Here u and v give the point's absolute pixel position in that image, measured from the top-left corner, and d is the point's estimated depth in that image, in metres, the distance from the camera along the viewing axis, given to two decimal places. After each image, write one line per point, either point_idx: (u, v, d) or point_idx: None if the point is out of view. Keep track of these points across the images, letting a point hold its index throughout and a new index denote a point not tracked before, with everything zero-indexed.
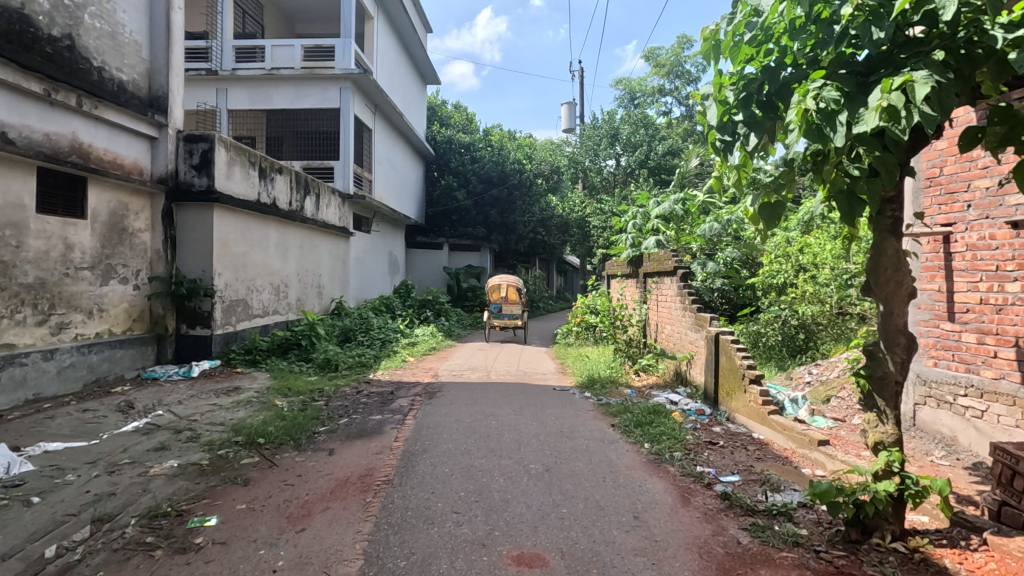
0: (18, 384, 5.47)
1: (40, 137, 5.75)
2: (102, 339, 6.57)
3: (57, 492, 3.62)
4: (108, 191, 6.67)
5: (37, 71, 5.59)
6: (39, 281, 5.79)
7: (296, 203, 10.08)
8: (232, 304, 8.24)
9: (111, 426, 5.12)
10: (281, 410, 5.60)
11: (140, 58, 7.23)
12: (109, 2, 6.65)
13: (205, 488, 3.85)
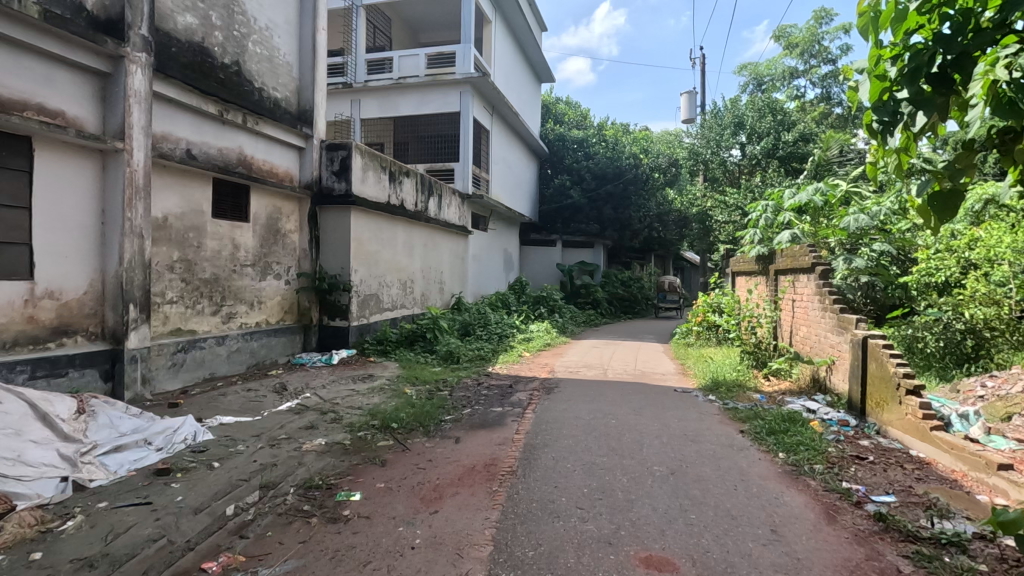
0: (198, 364, 6.40)
1: (215, 152, 6.64)
2: (261, 327, 7.47)
3: (231, 459, 4.19)
4: (265, 197, 7.55)
5: (213, 95, 6.45)
6: (214, 276, 6.72)
7: (421, 203, 10.69)
8: (366, 297, 8.96)
9: (270, 404, 5.81)
10: (411, 398, 6.00)
11: (292, 77, 8.08)
12: (268, 29, 7.52)
13: (349, 465, 4.23)
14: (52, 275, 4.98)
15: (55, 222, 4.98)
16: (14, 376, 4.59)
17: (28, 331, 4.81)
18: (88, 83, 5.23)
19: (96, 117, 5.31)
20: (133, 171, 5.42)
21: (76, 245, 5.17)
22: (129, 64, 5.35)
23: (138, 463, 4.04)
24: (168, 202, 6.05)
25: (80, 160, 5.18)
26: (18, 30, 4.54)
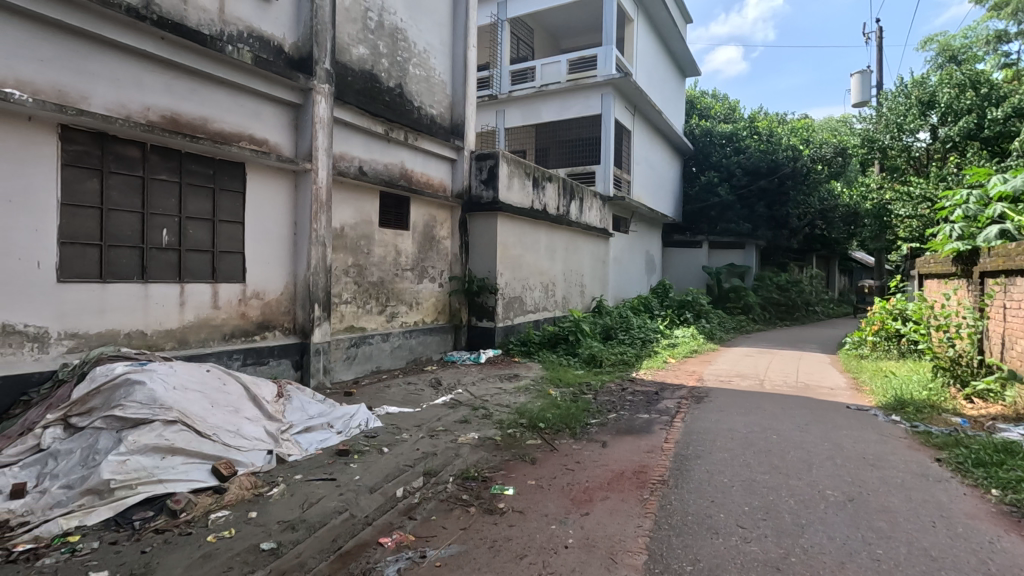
0: (367, 358, 7.14)
1: (381, 167, 7.37)
2: (418, 326, 8.13)
3: (398, 446, 4.61)
4: (423, 207, 8.20)
5: (381, 116, 7.17)
6: (380, 279, 7.45)
7: (563, 207, 10.83)
8: (511, 299, 9.31)
9: (427, 398, 6.29)
10: (556, 399, 6.10)
11: (446, 94, 8.69)
12: (426, 52, 8.17)
13: (501, 460, 4.43)
14: (258, 278, 5.90)
15: (260, 234, 5.90)
16: (232, 362, 5.50)
17: (241, 325, 5.75)
18: (285, 115, 6.11)
19: (290, 143, 6.18)
20: (318, 188, 6.23)
21: (275, 252, 6.08)
22: (315, 95, 6.15)
23: (323, 443, 4.63)
24: (344, 214, 6.85)
25: (278, 180, 6.07)
26: (235, 74, 5.45)
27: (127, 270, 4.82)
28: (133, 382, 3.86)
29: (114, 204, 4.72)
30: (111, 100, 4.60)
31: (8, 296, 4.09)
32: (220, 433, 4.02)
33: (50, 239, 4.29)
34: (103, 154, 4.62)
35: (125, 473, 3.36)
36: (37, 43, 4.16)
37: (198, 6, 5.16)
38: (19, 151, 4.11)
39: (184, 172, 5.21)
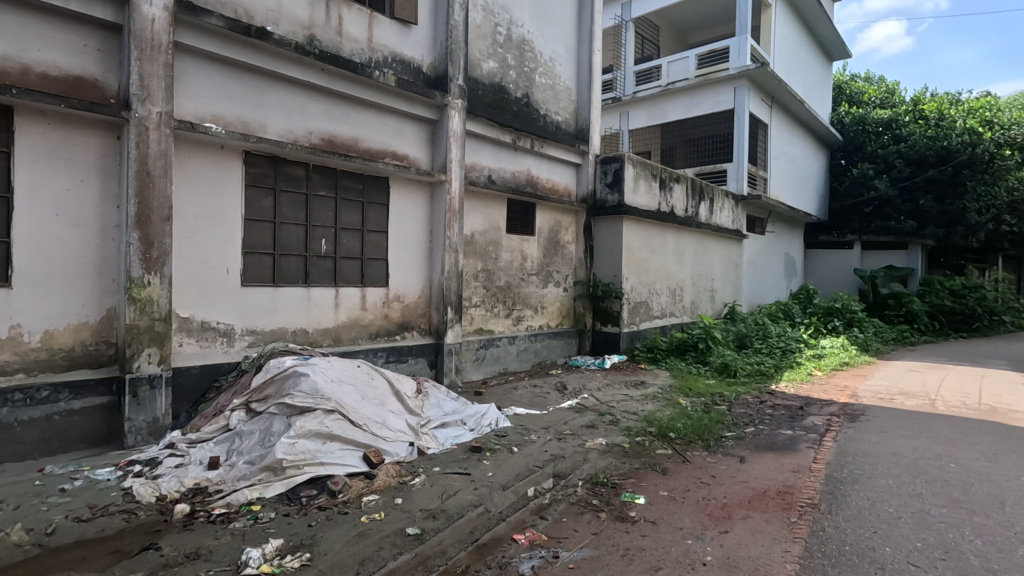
0: (495, 360, 7.41)
1: (508, 175, 7.63)
2: (543, 330, 8.26)
3: (527, 446, 4.73)
4: (548, 212, 8.32)
5: (509, 126, 7.41)
6: (507, 284, 7.69)
7: (692, 208, 10.37)
8: (637, 305, 9.10)
9: (553, 401, 6.36)
10: (686, 408, 5.85)
11: (571, 100, 8.75)
12: (551, 60, 8.30)
13: (631, 468, 4.34)
14: (399, 283, 6.40)
15: (401, 242, 6.40)
16: (377, 359, 6.01)
17: (384, 325, 6.27)
18: (423, 130, 6.56)
19: (428, 156, 6.63)
20: (452, 197, 6.61)
21: (414, 258, 6.55)
22: (450, 110, 6.54)
23: (458, 438, 4.89)
24: (475, 222, 7.19)
25: (417, 191, 6.54)
26: (381, 96, 5.97)
27: (294, 275, 5.48)
28: (299, 374, 4.38)
29: (284, 218, 5.40)
30: (282, 127, 5.28)
31: (206, 297, 4.86)
32: (369, 424, 4.42)
33: (236, 249, 5.03)
34: (276, 175, 5.31)
35: (294, 454, 3.83)
36: (228, 83, 4.90)
37: (350, 38, 5.75)
38: (214, 175, 4.87)
39: (339, 187, 5.81)
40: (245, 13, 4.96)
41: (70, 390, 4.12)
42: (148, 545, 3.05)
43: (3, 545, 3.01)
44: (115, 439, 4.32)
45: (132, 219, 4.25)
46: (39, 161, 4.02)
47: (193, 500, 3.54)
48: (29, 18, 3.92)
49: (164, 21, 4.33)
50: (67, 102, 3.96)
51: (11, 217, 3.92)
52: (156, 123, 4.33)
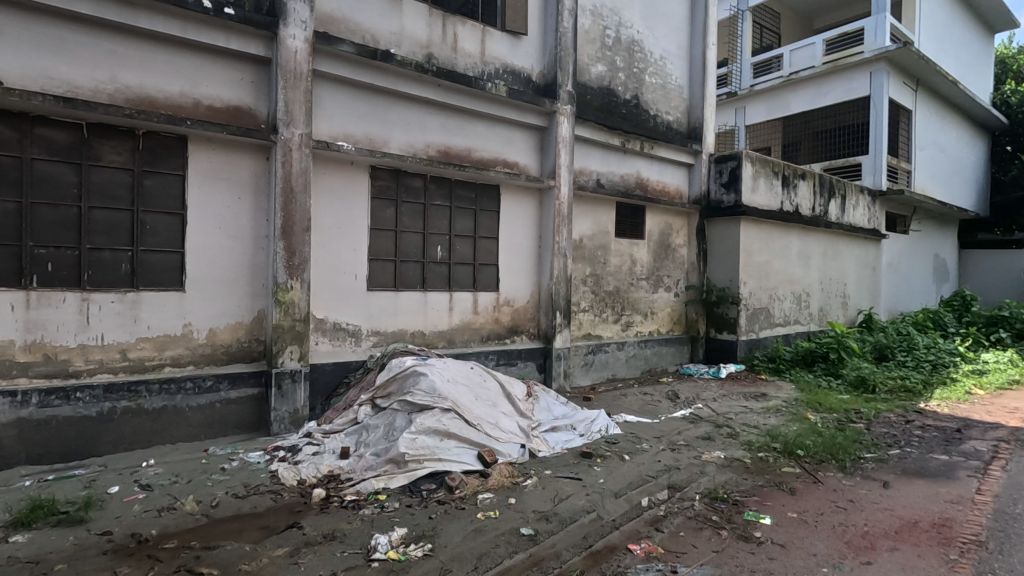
0: (604, 366, 7.32)
1: (617, 178, 7.53)
2: (653, 336, 8.02)
3: (639, 455, 4.62)
4: (659, 215, 8.08)
5: (618, 129, 7.30)
6: (616, 289, 7.58)
7: (820, 207, 9.52)
8: (756, 311, 8.54)
9: (666, 410, 6.14)
10: (816, 424, 5.38)
11: (682, 99, 8.45)
12: (662, 59, 8.07)
13: (754, 485, 4.07)
14: (509, 288, 6.55)
15: (511, 247, 6.55)
16: (488, 361, 6.19)
17: (495, 329, 6.44)
18: (532, 137, 6.68)
19: (537, 163, 6.74)
20: (560, 203, 6.66)
21: (524, 264, 6.68)
22: (559, 116, 6.59)
23: (568, 443, 4.91)
24: (583, 226, 7.17)
25: (527, 198, 6.67)
26: (493, 107, 6.16)
27: (413, 280, 5.83)
28: (419, 373, 4.64)
29: (405, 227, 5.76)
30: (404, 142, 5.65)
31: (338, 301, 5.32)
32: (483, 424, 4.57)
33: (363, 256, 5.45)
34: (398, 186, 5.68)
35: (415, 449, 4.06)
36: (357, 104, 5.34)
37: (465, 53, 6.01)
38: (345, 189, 5.33)
39: (454, 196, 6.09)
40: (371, 38, 5.38)
41: (228, 381, 4.69)
42: (292, 523, 3.39)
43: (180, 513, 3.50)
44: (263, 426, 4.86)
45: (278, 231, 4.76)
46: (206, 182, 4.64)
47: (328, 486, 3.87)
48: (200, 59, 4.55)
49: (304, 52, 4.82)
50: (228, 129, 4.54)
51: (185, 231, 4.56)
52: (298, 144, 4.83)
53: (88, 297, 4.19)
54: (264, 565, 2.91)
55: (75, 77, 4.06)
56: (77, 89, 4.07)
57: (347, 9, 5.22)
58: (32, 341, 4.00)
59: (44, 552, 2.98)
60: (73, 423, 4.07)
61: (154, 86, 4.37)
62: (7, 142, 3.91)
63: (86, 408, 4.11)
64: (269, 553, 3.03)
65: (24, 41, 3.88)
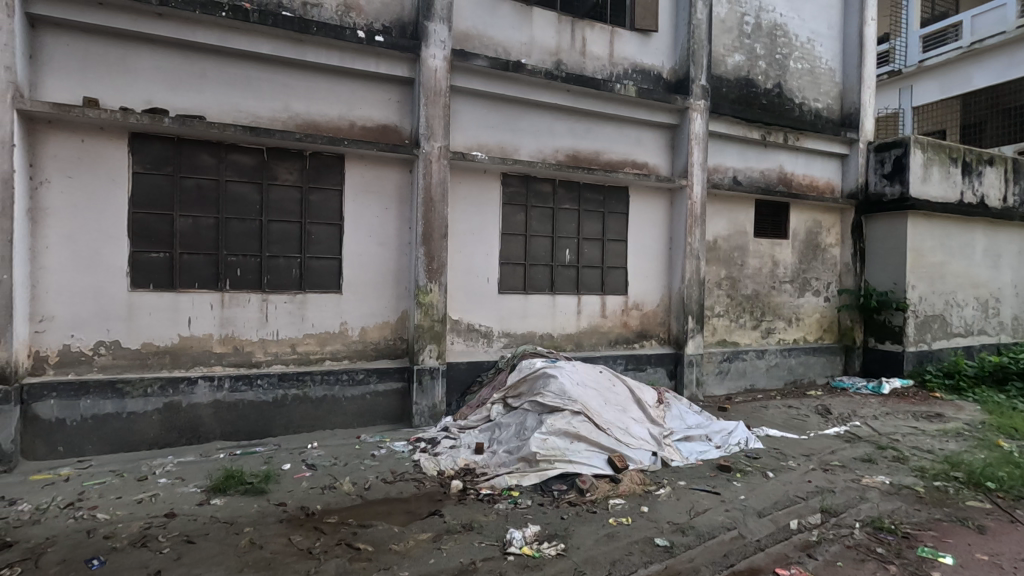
0: (741, 375, 6.86)
1: (757, 174, 7.04)
2: (799, 345, 7.35)
3: (786, 474, 4.26)
4: (805, 212, 7.41)
5: (758, 121, 6.81)
6: (755, 292, 7.07)
7: (1014, 197, 8.05)
8: (927, 319, 7.46)
9: (815, 426, 5.60)
10: (1012, 454, 4.56)
11: (834, 83, 7.66)
12: (810, 41, 7.39)
13: (929, 518, 3.56)
14: (638, 291, 6.41)
15: (640, 250, 6.41)
16: (617, 366, 6.11)
17: (623, 333, 6.34)
18: (663, 136, 6.48)
19: (668, 162, 6.52)
20: (693, 203, 6.37)
21: (654, 266, 6.49)
22: (692, 113, 6.31)
23: (703, 455, 4.68)
24: (718, 226, 6.80)
25: (657, 199, 6.48)
26: (622, 108, 6.07)
27: (542, 284, 5.94)
28: (549, 375, 4.72)
29: (534, 231, 5.90)
30: (533, 149, 5.80)
31: (472, 303, 5.59)
32: (613, 428, 4.51)
33: (495, 260, 5.67)
34: (528, 192, 5.84)
35: (546, 449, 4.14)
36: (490, 115, 5.59)
37: (594, 56, 6.01)
38: (479, 196, 5.59)
39: (582, 200, 6.11)
40: (503, 50, 5.59)
41: (377, 375, 5.14)
42: (434, 511, 3.63)
43: (339, 492, 3.91)
44: (406, 418, 5.25)
45: (419, 238, 5.13)
46: (360, 194, 5.14)
47: (465, 478, 4.08)
48: (355, 84, 5.06)
49: (443, 70, 5.15)
50: (378, 146, 4.99)
51: (342, 239, 5.10)
52: (437, 156, 5.17)
53: (267, 298, 4.85)
54: (411, 547, 3.16)
55: (257, 108, 4.73)
56: (259, 119, 4.74)
57: (482, 25, 5.48)
58: (226, 335, 4.72)
59: (236, 515, 3.50)
60: (255, 406, 4.73)
61: (318, 112, 4.94)
62: (208, 168, 4.66)
63: (264, 394, 4.75)
64: (415, 537, 3.27)
65: (221, 82, 4.61)
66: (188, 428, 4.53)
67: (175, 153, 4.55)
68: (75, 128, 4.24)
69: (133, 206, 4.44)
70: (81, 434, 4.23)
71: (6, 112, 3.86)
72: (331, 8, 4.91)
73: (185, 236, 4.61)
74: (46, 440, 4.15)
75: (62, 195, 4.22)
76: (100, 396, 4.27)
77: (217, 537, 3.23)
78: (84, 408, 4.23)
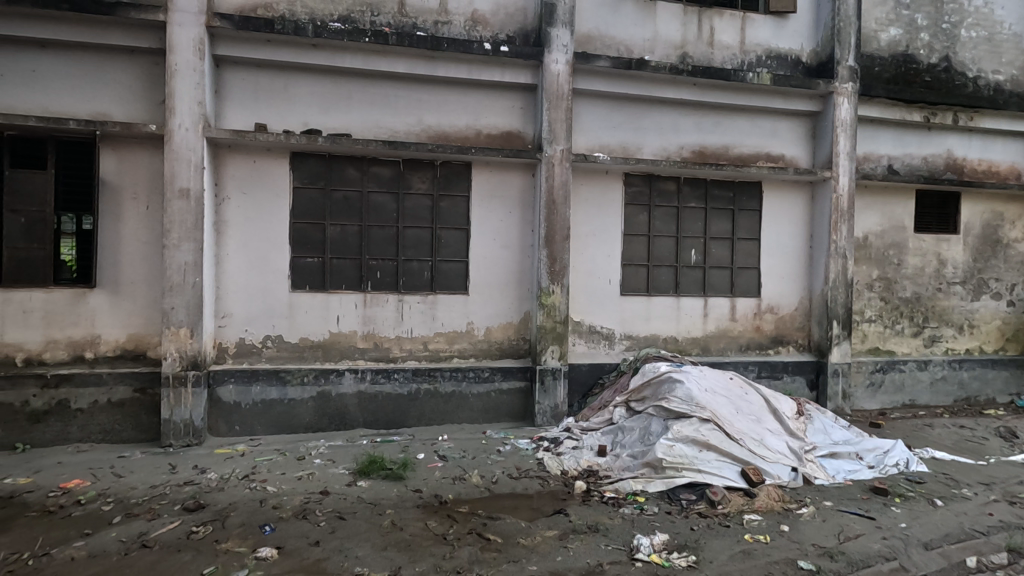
0: (898, 389, 6.10)
1: (918, 162, 6.22)
2: (972, 356, 6.38)
3: (958, 503, 3.73)
4: (981, 203, 6.40)
5: (920, 102, 6.01)
6: (916, 295, 6.25)
7: None
8: None
9: (996, 451, 4.83)
10: None
11: (1020, 50, 6.53)
12: (987, 4, 6.38)
13: None
14: (773, 293, 5.97)
15: (775, 248, 5.97)
16: (748, 373, 5.73)
17: (756, 338, 5.93)
18: (802, 125, 5.97)
19: (808, 153, 6.00)
20: (839, 196, 5.79)
21: (790, 267, 6.00)
22: (837, 97, 5.74)
23: (853, 474, 4.24)
24: (869, 222, 6.12)
25: (795, 193, 5.98)
26: (755, 98, 5.69)
27: (666, 285, 5.76)
28: (675, 380, 4.56)
29: (657, 232, 5.74)
30: (657, 147, 5.65)
31: (594, 304, 5.57)
32: (747, 439, 4.25)
33: (617, 262, 5.61)
34: (651, 191, 5.70)
35: (673, 456, 4.00)
36: (611, 115, 5.55)
37: (722, 46, 5.71)
38: (601, 197, 5.56)
39: (709, 197, 5.84)
40: (626, 49, 5.51)
41: (501, 373, 5.32)
42: (558, 509, 3.68)
43: (468, 483, 4.11)
44: (529, 417, 5.37)
45: (542, 240, 5.22)
46: (486, 200, 5.36)
47: (588, 480, 4.08)
48: (482, 95, 5.29)
49: (565, 74, 5.20)
50: (503, 152, 5.16)
51: (469, 243, 5.35)
52: (559, 159, 5.23)
53: (402, 298, 5.23)
54: (538, 542, 3.23)
55: (395, 124, 5.13)
56: (396, 133, 5.13)
57: (604, 25, 5.46)
58: (368, 332, 5.17)
59: (379, 497, 3.83)
60: (392, 398, 5.12)
61: (448, 123, 5.24)
62: (354, 181, 5.15)
63: (400, 387, 5.13)
64: (542, 533, 3.34)
65: (365, 102, 5.07)
66: (336, 415, 5.03)
67: (327, 168, 5.08)
68: (249, 151, 4.90)
69: (294, 216, 5.04)
70: (253, 415, 4.88)
71: (199, 140, 4.57)
72: (460, 24, 5.18)
73: (335, 242, 5.13)
74: (226, 419, 4.84)
75: (239, 209, 4.90)
76: (268, 383, 4.89)
77: (364, 516, 3.55)
78: (255, 393, 4.87)
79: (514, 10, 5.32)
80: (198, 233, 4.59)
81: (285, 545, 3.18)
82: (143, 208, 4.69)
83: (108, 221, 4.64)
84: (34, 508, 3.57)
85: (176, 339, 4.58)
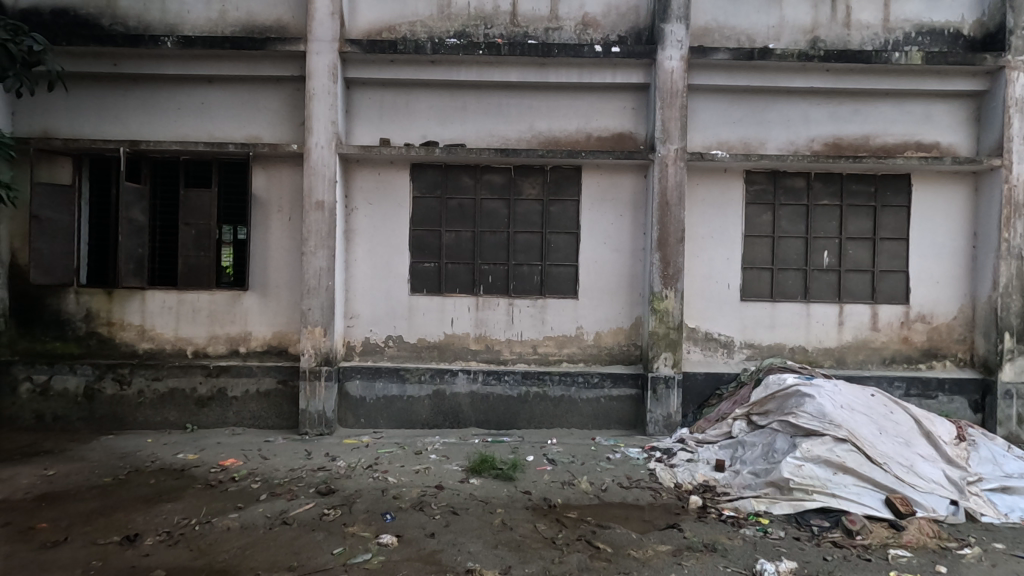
0: None
1: None
2: None
3: None
4: None
5: None
6: None
7: None
8: None
9: None
10: None
11: None
12: None
13: None
14: (925, 299, 5.26)
15: (928, 248, 5.26)
16: (894, 390, 5.10)
17: (904, 351, 5.27)
18: (964, 108, 5.21)
19: (971, 139, 5.22)
20: (1012, 187, 4.96)
21: (947, 270, 5.26)
22: (1009, 73, 4.93)
23: None
24: None
25: (953, 186, 5.23)
26: (903, 81, 5.07)
27: (793, 290, 5.31)
28: (803, 395, 4.17)
29: (783, 232, 5.31)
30: (783, 141, 5.24)
31: (711, 310, 5.29)
32: (892, 464, 3.77)
33: (737, 265, 5.27)
34: (776, 188, 5.29)
35: (802, 477, 3.65)
36: (731, 110, 5.24)
37: (861, 26, 5.16)
38: (719, 197, 5.27)
39: (844, 193, 5.30)
40: (747, 39, 5.18)
41: (611, 380, 5.21)
42: (672, 523, 3.52)
43: (578, 489, 4.08)
44: (640, 425, 5.21)
45: (654, 243, 5.04)
46: (596, 203, 5.31)
47: (705, 495, 3.86)
48: (593, 98, 5.25)
49: (680, 70, 4.98)
50: (614, 155, 5.08)
51: (579, 247, 5.33)
52: (673, 158, 5.02)
53: (513, 302, 5.34)
54: (650, 556, 3.12)
55: (507, 132, 5.26)
56: (508, 141, 5.26)
57: (722, 16, 5.18)
58: (480, 334, 5.34)
59: (490, 496, 3.93)
60: (502, 399, 5.24)
61: (559, 128, 5.27)
62: (468, 188, 5.36)
63: (510, 389, 5.23)
64: (654, 546, 3.22)
65: (478, 112, 5.25)
66: (451, 413, 5.25)
67: (443, 177, 5.34)
68: (375, 164, 5.29)
69: (413, 224, 5.35)
70: (376, 409, 5.24)
71: (332, 157, 5.01)
72: (570, 29, 5.20)
73: (450, 248, 5.37)
74: (353, 412, 5.25)
75: (366, 218, 5.31)
76: (389, 380, 5.23)
77: (476, 513, 3.66)
78: (378, 388, 5.23)
79: (627, 10, 5.22)
80: (331, 241, 5.03)
81: (404, 533, 3.38)
82: (286, 219, 5.25)
83: (259, 231, 5.25)
84: (200, 481, 4.13)
85: (311, 338, 5.05)
